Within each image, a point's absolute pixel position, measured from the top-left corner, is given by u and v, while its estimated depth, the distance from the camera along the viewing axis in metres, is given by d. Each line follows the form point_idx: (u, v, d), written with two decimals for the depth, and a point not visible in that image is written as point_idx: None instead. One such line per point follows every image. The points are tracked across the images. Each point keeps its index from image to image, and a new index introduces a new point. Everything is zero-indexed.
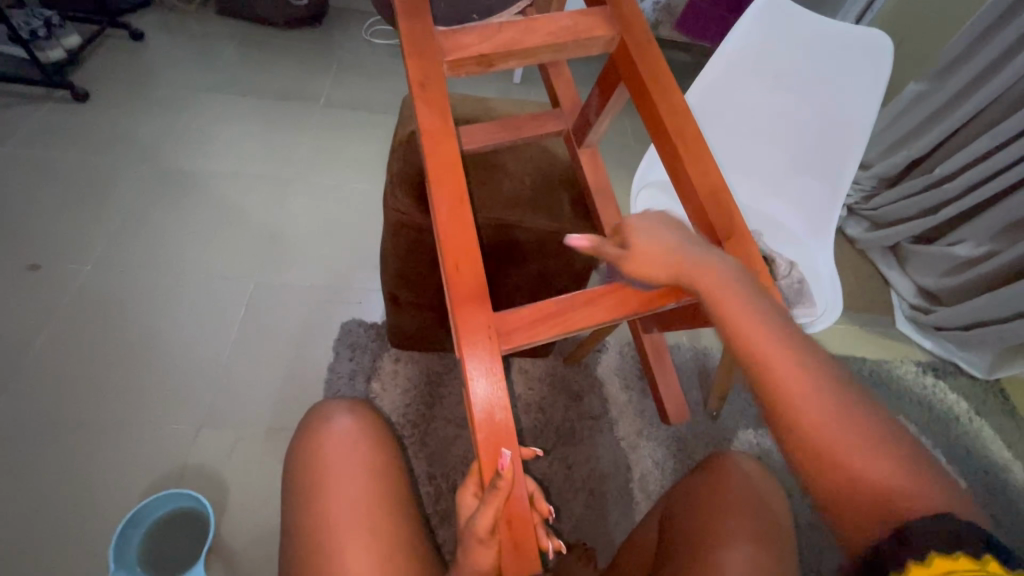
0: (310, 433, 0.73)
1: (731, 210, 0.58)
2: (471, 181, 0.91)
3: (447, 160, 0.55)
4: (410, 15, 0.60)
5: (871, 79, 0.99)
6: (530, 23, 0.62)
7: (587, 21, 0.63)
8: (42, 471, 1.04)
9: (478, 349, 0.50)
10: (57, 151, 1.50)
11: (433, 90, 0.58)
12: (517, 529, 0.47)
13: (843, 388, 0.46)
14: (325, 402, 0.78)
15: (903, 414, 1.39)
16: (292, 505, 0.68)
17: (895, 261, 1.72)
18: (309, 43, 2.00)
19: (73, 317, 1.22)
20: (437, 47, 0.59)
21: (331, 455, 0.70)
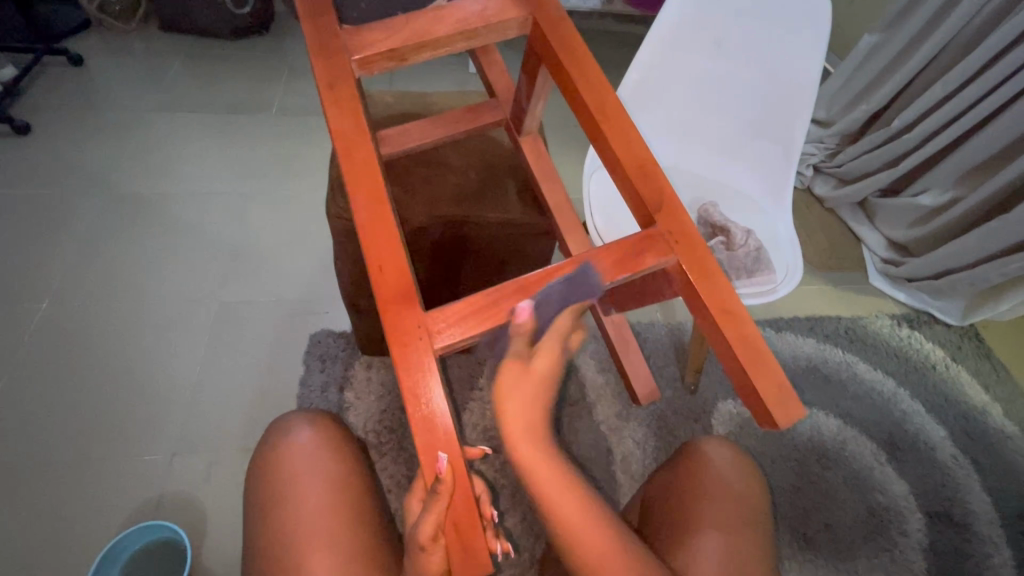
0: (267, 449, 0.72)
1: (660, 181, 0.57)
2: (413, 180, 0.90)
3: (363, 161, 0.55)
4: (314, 17, 0.60)
5: (812, 35, 0.96)
6: (438, 12, 0.61)
7: (496, 5, 0.62)
8: (15, 516, 1.02)
9: (410, 350, 0.48)
10: (2, 188, 1.46)
11: (342, 91, 0.57)
12: (464, 533, 0.46)
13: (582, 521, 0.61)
14: (280, 416, 0.77)
15: (881, 368, 1.39)
16: (254, 523, 0.67)
17: (864, 216, 1.72)
18: (256, 51, 1.95)
19: (33, 357, 1.19)
20: (344, 48, 0.59)
21: (290, 469, 0.69)
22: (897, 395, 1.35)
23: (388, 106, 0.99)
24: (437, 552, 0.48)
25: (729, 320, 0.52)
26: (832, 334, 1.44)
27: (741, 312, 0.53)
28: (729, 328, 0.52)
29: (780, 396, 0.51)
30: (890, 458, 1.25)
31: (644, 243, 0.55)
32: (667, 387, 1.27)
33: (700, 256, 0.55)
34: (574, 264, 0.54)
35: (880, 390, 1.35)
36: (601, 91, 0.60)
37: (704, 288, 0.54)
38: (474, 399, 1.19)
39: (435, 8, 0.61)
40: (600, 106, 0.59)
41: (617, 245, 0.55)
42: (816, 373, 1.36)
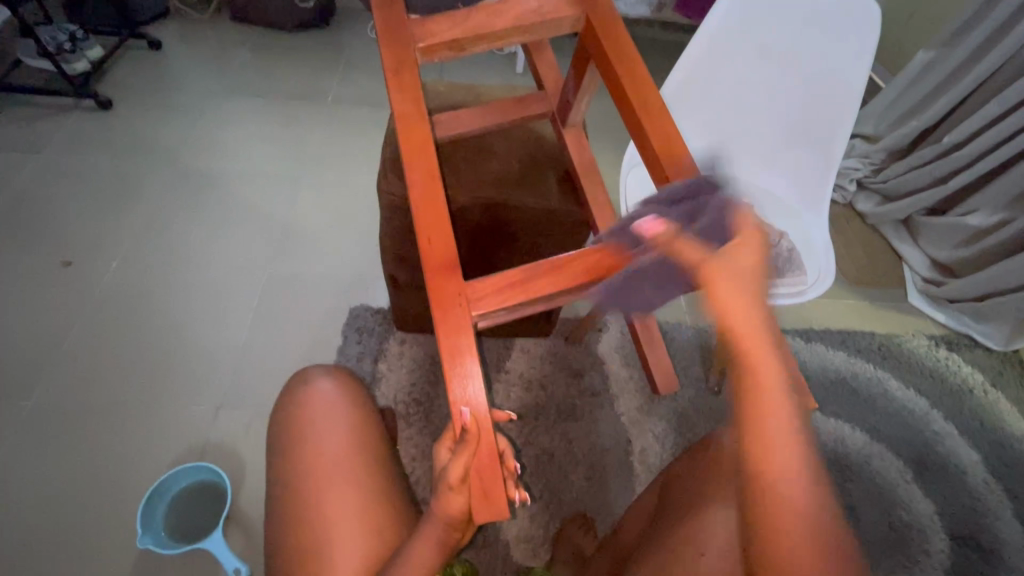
0: (296, 399, 0.79)
1: (696, 178, 0.60)
2: (458, 164, 0.95)
3: (421, 140, 0.60)
4: (384, 6, 0.66)
5: (858, 46, 0.98)
6: (498, 7, 0.66)
7: (553, 4, 0.67)
8: (79, 448, 1.12)
9: (450, 314, 0.53)
10: (84, 156, 1.59)
11: (405, 74, 0.63)
12: (486, 483, 0.50)
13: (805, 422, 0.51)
14: (306, 369, 0.84)
15: (914, 387, 1.37)
16: (278, 459, 0.75)
17: (907, 234, 1.69)
18: (316, 44, 2.07)
19: (102, 308, 1.30)
20: (410, 36, 0.65)
21: (321, 415, 0.77)
22: (929, 415, 1.32)
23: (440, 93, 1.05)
24: (461, 492, 0.53)
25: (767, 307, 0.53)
26: (863, 348, 1.42)
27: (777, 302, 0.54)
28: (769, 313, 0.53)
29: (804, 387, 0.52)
30: (916, 477, 1.22)
31: None
32: (690, 386, 1.29)
33: None
34: (607, 250, 0.58)
35: (911, 409, 1.33)
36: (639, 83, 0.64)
37: (746, 249, 0.52)
38: (500, 380, 1.23)
39: (494, 4, 0.67)
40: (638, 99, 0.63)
41: (649, 235, 0.58)
42: (845, 386, 1.35)
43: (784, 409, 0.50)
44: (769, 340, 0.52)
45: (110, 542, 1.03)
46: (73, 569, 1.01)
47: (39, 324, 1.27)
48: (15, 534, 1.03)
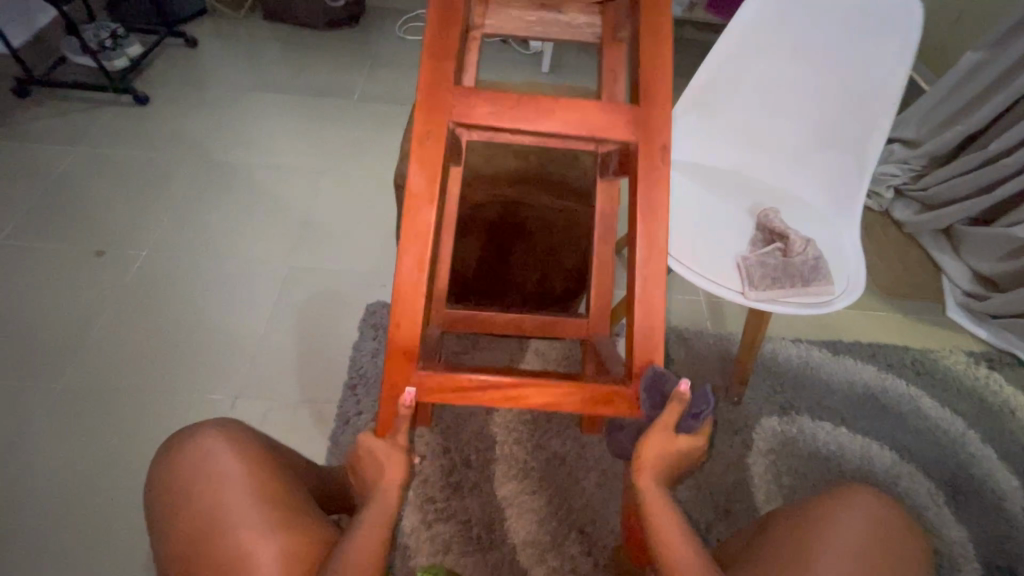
0: (174, 446, 0.73)
1: (654, 316, 0.65)
2: (476, 155, 0.95)
3: (430, 169, 0.62)
4: (437, 54, 0.63)
5: (899, 44, 0.94)
6: (548, 105, 0.63)
7: (608, 119, 0.64)
8: (101, 432, 1.15)
9: (400, 372, 0.63)
10: (120, 149, 1.65)
11: (436, 121, 0.62)
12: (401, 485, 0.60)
13: None
14: (189, 428, 0.74)
15: (949, 406, 1.30)
16: (181, 525, 0.66)
17: (947, 245, 1.61)
18: (345, 41, 2.10)
19: (130, 296, 1.35)
20: (450, 106, 0.63)
21: (205, 456, 0.70)
22: (966, 436, 1.25)
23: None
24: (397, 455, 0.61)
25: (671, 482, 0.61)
26: (896, 363, 1.36)
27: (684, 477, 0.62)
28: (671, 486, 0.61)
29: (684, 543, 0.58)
30: (949, 501, 1.15)
31: (608, 396, 0.64)
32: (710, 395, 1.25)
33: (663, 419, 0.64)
34: (544, 386, 0.63)
35: (945, 429, 1.26)
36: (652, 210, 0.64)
37: (649, 437, 0.60)
38: None
39: (546, 96, 0.63)
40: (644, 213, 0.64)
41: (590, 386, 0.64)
42: (874, 402, 1.29)
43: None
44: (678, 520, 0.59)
45: (127, 525, 1.06)
46: (92, 549, 1.03)
47: (72, 310, 1.31)
48: (37, 511, 1.06)
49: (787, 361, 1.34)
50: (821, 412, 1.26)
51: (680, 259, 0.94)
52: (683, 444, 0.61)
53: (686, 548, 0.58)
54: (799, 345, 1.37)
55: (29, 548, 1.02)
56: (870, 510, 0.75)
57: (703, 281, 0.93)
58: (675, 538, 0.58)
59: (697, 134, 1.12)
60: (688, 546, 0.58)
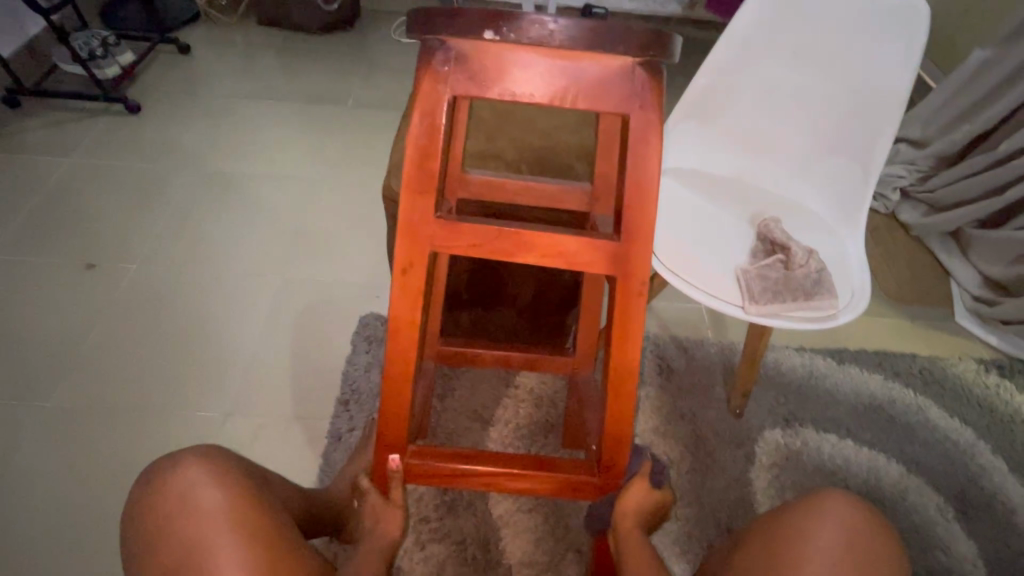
0: (157, 474, 0.69)
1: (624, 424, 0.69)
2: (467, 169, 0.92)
3: (409, 298, 0.62)
4: (416, 190, 0.58)
5: (905, 45, 0.90)
6: (528, 238, 0.60)
7: (590, 255, 0.61)
8: (88, 450, 1.13)
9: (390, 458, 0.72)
10: (112, 159, 1.63)
11: (413, 255, 0.60)
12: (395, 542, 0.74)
13: None
14: (171, 458, 0.70)
15: (958, 416, 1.26)
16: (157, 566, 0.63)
17: (956, 248, 1.57)
18: (341, 45, 2.08)
19: (121, 310, 1.33)
20: (429, 235, 0.60)
21: (188, 490, 0.66)
22: (976, 448, 1.22)
23: (484, 112, 1.03)
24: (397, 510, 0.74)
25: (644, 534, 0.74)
26: (903, 372, 1.32)
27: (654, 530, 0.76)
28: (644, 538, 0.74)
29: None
30: (958, 516, 1.12)
31: (579, 484, 0.73)
32: (711, 406, 1.22)
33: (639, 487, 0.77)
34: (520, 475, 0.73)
35: (955, 440, 1.22)
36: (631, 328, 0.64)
37: (626, 492, 0.74)
38: (509, 395, 1.20)
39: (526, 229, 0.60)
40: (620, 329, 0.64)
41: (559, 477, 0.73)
42: (880, 413, 1.25)
43: None
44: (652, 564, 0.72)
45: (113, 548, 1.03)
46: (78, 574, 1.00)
47: (62, 325, 1.29)
48: (21, 534, 1.03)
49: (791, 370, 1.31)
50: (826, 424, 1.23)
51: (677, 271, 0.91)
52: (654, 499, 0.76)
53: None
54: (802, 353, 1.34)
55: (11, 574, 0.99)
56: (842, 518, 0.70)
57: (703, 296, 0.89)
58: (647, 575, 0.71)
59: (695, 141, 1.09)
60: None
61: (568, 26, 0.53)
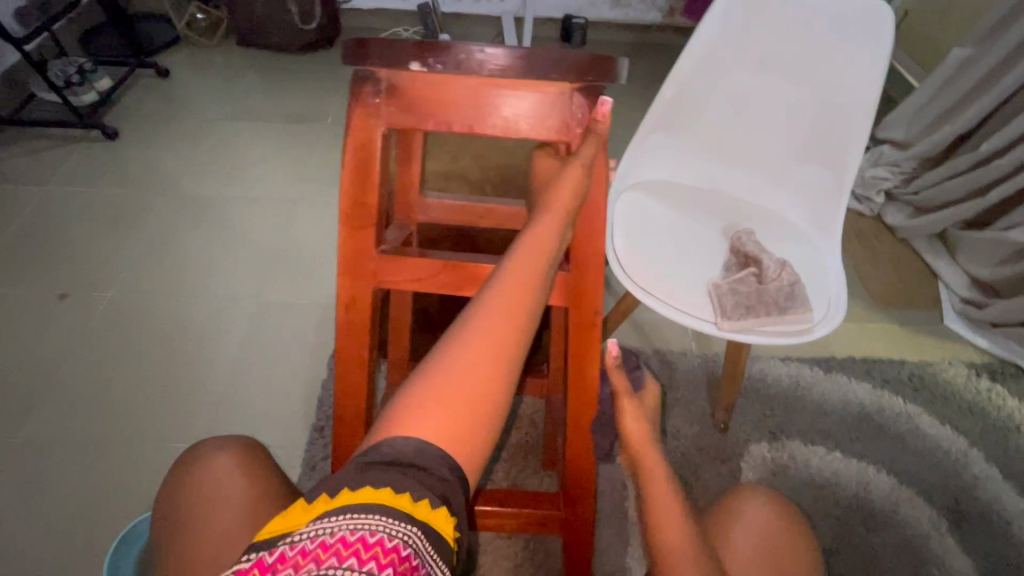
0: (189, 465, 0.72)
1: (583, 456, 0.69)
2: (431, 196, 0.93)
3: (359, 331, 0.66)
4: (357, 227, 0.63)
5: (872, 50, 0.88)
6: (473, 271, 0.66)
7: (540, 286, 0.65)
8: (55, 486, 1.09)
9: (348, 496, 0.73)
10: (88, 186, 1.62)
11: (361, 287, 0.65)
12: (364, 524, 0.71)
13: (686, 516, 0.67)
14: (201, 446, 0.74)
15: (950, 423, 1.23)
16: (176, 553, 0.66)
17: (943, 250, 1.55)
18: (321, 64, 2.09)
19: (94, 338, 1.30)
20: (375, 271, 0.65)
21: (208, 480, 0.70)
22: (968, 456, 1.19)
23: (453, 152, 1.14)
24: None
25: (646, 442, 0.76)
26: (891, 379, 1.30)
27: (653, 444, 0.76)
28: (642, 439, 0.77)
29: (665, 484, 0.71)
30: (952, 529, 1.09)
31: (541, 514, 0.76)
32: (695, 421, 1.20)
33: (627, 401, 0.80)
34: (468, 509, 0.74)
35: (947, 449, 1.20)
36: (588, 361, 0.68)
37: (624, 400, 0.80)
38: None
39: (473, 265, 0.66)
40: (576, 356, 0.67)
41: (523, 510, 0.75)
42: (869, 423, 1.23)
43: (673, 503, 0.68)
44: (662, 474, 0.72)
45: None
46: None
47: (31, 357, 1.27)
48: None
49: (776, 381, 1.28)
50: (814, 435, 1.20)
51: (646, 287, 0.89)
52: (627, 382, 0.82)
53: (677, 530, 0.65)
54: (789, 363, 1.31)
55: None
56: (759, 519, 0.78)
57: (674, 312, 0.88)
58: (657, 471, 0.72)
59: (667, 153, 1.08)
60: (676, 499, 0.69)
61: (502, 53, 0.56)
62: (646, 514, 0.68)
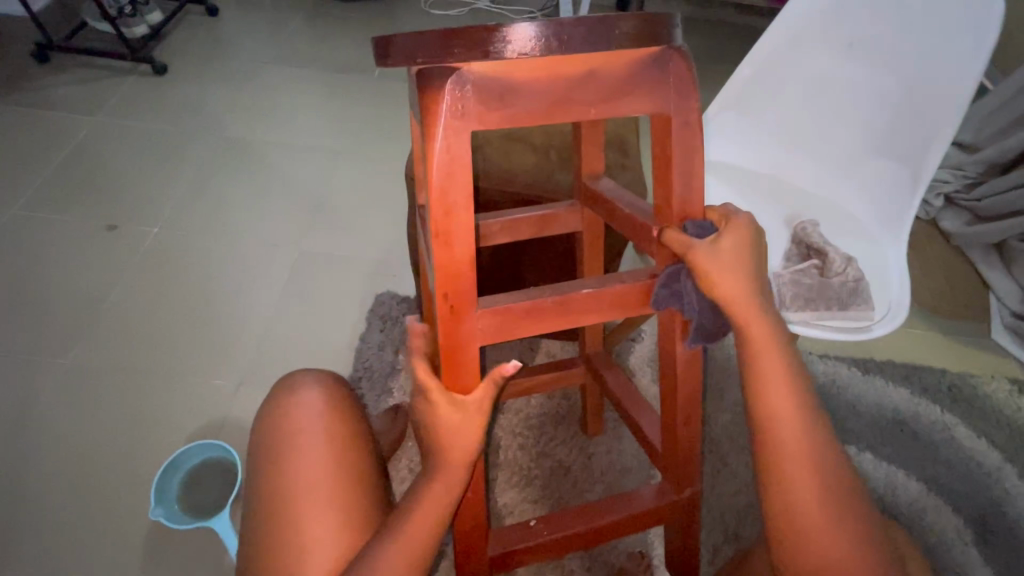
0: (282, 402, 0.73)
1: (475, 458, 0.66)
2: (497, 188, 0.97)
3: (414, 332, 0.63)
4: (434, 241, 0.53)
5: (971, 44, 0.83)
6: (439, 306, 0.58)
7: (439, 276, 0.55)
8: (100, 410, 1.11)
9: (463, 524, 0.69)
10: (133, 120, 1.63)
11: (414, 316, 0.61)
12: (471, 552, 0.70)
13: (822, 446, 0.54)
14: (298, 375, 0.77)
15: (985, 437, 1.21)
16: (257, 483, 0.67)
17: (999, 261, 1.49)
18: (368, 15, 2.11)
19: (141, 273, 1.33)
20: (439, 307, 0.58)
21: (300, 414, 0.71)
22: (1001, 471, 1.17)
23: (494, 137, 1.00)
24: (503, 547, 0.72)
25: (761, 346, 0.56)
26: (930, 388, 1.28)
27: (762, 347, 0.56)
28: (755, 339, 0.56)
29: (793, 410, 0.55)
30: (977, 541, 1.08)
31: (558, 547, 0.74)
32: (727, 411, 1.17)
33: (731, 295, 0.56)
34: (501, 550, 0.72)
35: (980, 462, 1.18)
36: (505, 321, 0.59)
37: (697, 252, 0.57)
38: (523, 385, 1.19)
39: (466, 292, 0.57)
40: (447, 312, 0.56)
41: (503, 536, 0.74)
42: (904, 428, 1.21)
43: (801, 431, 0.54)
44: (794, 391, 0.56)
45: (113, 516, 0.99)
46: (77, 535, 0.97)
47: (79, 285, 1.29)
48: (27, 492, 1.01)
49: (812, 378, 1.27)
50: (846, 435, 1.19)
51: None
52: (734, 274, 0.56)
53: (801, 442, 0.54)
54: (826, 361, 1.30)
55: (14, 532, 0.97)
56: None
57: None
58: (778, 389, 0.55)
59: (737, 133, 1.05)
60: (785, 376, 0.55)
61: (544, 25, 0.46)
62: (750, 398, 0.57)
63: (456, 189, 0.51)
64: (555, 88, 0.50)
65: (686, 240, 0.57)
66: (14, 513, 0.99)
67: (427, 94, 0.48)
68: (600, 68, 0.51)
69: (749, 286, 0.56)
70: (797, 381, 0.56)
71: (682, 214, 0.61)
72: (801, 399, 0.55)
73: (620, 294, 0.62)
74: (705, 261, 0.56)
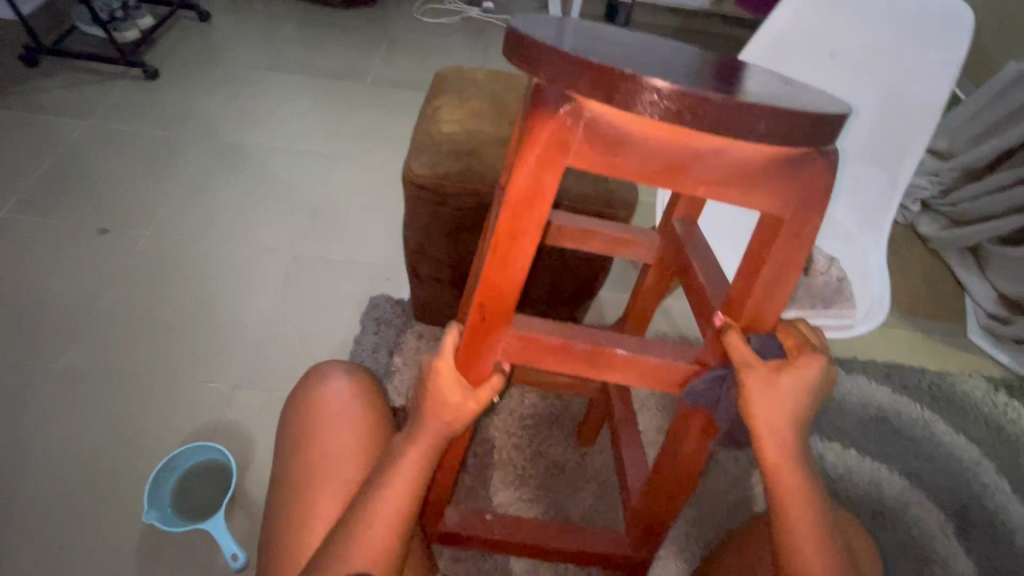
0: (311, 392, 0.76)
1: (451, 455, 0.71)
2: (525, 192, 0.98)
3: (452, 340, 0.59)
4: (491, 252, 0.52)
5: (944, 55, 0.88)
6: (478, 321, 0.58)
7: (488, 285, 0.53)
8: (91, 414, 1.10)
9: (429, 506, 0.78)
10: (124, 123, 1.62)
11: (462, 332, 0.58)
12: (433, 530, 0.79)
13: (841, 567, 0.58)
14: (326, 364, 0.79)
15: (964, 433, 1.25)
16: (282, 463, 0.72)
17: (975, 264, 1.55)
18: (360, 21, 2.13)
19: (133, 276, 1.32)
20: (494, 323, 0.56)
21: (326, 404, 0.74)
22: (979, 466, 1.21)
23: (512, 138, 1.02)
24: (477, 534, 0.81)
25: (786, 472, 0.56)
26: (911, 386, 1.32)
27: (791, 472, 0.56)
28: (784, 466, 0.56)
29: (813, 531, 0.58)
30: (958, 533, 1.11)
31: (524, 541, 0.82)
32: None
33: (771, 421, 0.55)
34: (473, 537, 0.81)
35: (959, 457, 1.22)
36: (525, 347, 0.59)
37: (749, 377, 0.54)
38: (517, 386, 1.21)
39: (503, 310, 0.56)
40: (479, 319, 0.56)
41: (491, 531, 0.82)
42: (885, 425, 1.25)
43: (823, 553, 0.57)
44: (811, 507, 0.58)
45: (105, 521, 0.98)
46: (67, 540, 0.96)
47: (69, 288, 1.28)
48: (15, 498, 0.99)
49: None
50: (831, 432, 1.22)
51: None
52: (782, 401, 0.54)
53: (822, 565, 0.57)
54: None
55: (2, 539, 0.95)
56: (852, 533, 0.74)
57: None
58: (801, 509, 0.57)
59: None
60: (810, 504, 0.57)
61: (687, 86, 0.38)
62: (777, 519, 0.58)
63: (527, 217, 0.48)
64: (669, 153, 0.45)
65: (739, 356, 0.55)
66: (1, 519, 0.97)
67: (536, 118, 0.44)
68: (727, 147, 0.45)
69: (791, 411, 0.55)
70: (817, 501, 0.58)
71: (750, 321, 0.57)
72: (820, 516, 0.58)
73: (656, 368, 0.61)
74: (759, 379, 0.54)
